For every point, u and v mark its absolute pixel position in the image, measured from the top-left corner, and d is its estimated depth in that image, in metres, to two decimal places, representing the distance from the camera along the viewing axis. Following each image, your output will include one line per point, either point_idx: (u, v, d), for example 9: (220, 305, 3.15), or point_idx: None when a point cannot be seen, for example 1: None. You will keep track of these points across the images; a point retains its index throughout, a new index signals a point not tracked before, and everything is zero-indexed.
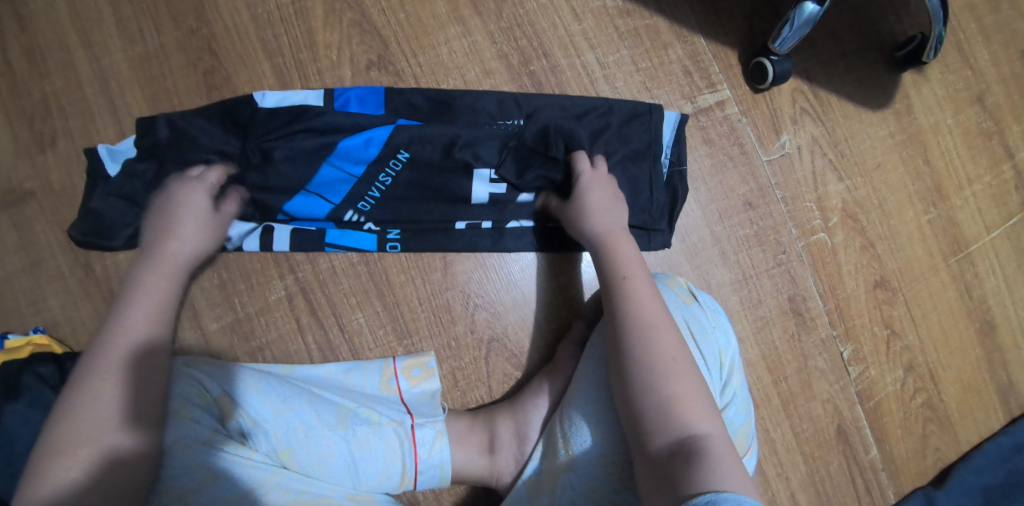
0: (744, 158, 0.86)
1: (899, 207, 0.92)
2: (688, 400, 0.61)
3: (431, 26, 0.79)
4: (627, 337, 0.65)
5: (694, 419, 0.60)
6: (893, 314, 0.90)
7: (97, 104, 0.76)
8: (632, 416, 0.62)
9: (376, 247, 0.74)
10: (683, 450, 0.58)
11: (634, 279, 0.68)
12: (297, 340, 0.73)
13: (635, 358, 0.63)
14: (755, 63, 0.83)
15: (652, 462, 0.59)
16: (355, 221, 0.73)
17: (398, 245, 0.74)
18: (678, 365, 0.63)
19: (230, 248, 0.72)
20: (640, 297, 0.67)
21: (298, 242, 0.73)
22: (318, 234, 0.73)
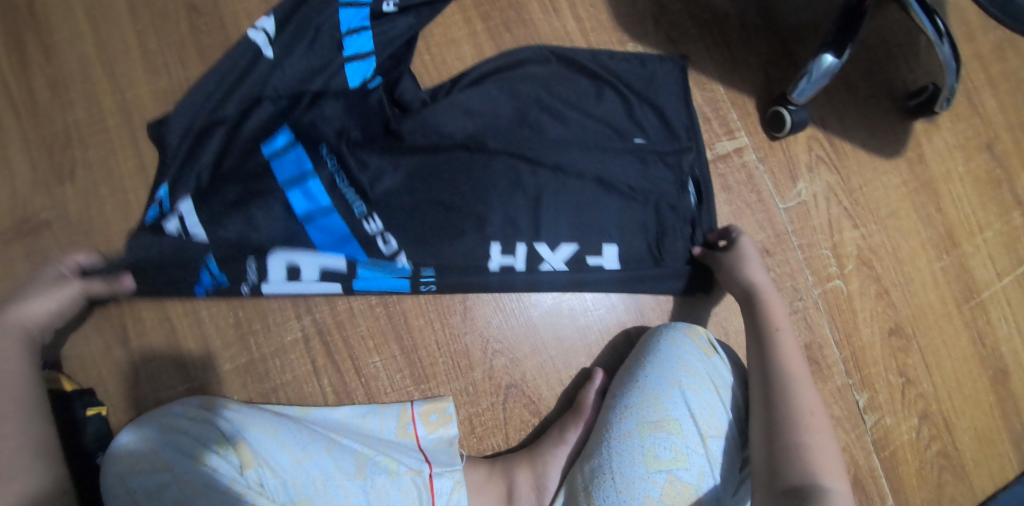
0: (761, 205, 0.86)
1: (912, 253, 0.92)
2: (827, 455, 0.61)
3: (456, 67, 0.79)
4: (766, 338, 0.69)
5: (825, 476, 0.60)
6: (908, 362, 0.90)
7: (118, 137, 0.75)
8: (770, 434, 0.63)
9: (408, 289, 0.72)
10: None
11: (800, 373, 0.67)
12: (312, 383, 0.71)
13: (788, 413, 0.64)
14: (773, 111, 0.84)
15: (780, 478, 0.61)
16: (389, 255, 0.72)
17: (433, 286, 0.72)
18: (812, 399, 0.65)
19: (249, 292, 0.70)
20: (798, 378, 0.66)
21: (327, 276, 0.71)
22: (347, 275, 0.71)
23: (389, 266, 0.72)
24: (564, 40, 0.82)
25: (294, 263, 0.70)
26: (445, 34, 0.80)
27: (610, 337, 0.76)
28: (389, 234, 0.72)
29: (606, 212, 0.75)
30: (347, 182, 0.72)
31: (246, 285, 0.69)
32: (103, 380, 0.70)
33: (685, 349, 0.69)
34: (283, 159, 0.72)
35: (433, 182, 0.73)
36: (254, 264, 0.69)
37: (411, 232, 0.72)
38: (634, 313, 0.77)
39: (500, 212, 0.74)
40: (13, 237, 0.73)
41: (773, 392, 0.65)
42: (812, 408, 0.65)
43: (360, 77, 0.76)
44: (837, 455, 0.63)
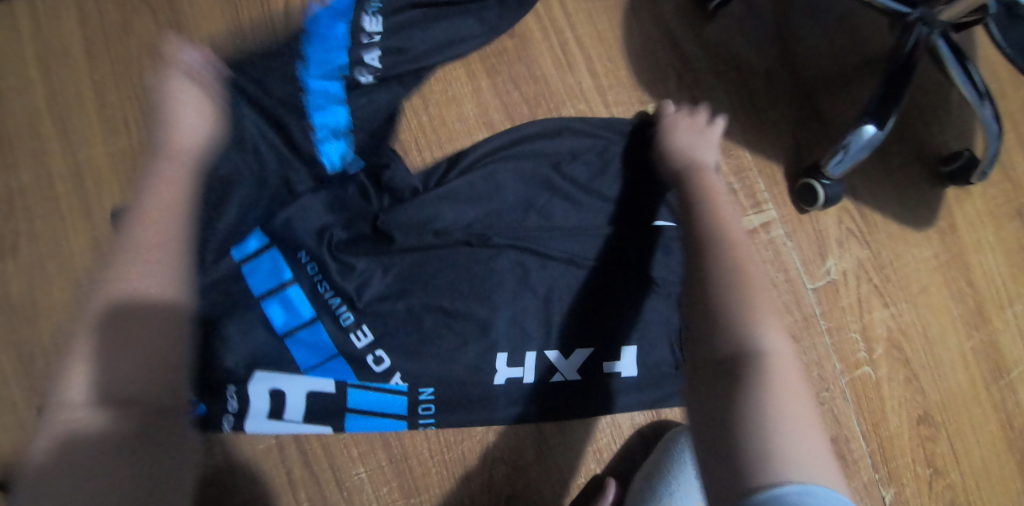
0: (788, 286, 0.79)
1: (942, 332, 0.86)
2: (762, 312, 0.54)
3: (457, 131, 0.71)
4: (708, 226, 0.60)
5: (758, 331, 0.53)
6: (937, 451, 0.83)
7: (69, 204, 0.66)
8: (710, 327, 0.54)
9: (407, 414, 0.63)
10: (739, 381, 0.51)
11: (748, 266, 0.58)
12: (288, 497, 0.62)
13: (727, 269, 0.57)
14: (804, 183, 0.77)
15: (717, 352, 0.53)
16: (382, 373, 0.62)
17: (433, 422, 0.63)
18: (763, 293, 0.56)
19: (229, 429, 0.60)
20: (739, 303, 0.54)
21: (315, 405, 0.62)
22: (338, 398, 0.62)
23: (384, 386, 0.62)
24: (577, 99, 0.74)
25: (276, 400, 0.61)
26: (446, 92, 0.71)
27: (625, 440, 0.68)
28: (381, 351, 0.62)
29: (626, 308, 0.67)
30: (332, 290, 0.62)
31: (226, 424, 0.60)
32: None
33: None
34: (256, 265, 0.62)
35: (431, 284, 0.64)
36: (235, 399, 0.60)
37: (404, 331, 0.63)
38: (649, 414, 0.69)
39: (507, 315, 0.65)
40: None
41: (710, 260, 0.57)
42: (748, 259, 0.58)
43: (338, 154, 0.66)
44: (798, 375, 0.52)
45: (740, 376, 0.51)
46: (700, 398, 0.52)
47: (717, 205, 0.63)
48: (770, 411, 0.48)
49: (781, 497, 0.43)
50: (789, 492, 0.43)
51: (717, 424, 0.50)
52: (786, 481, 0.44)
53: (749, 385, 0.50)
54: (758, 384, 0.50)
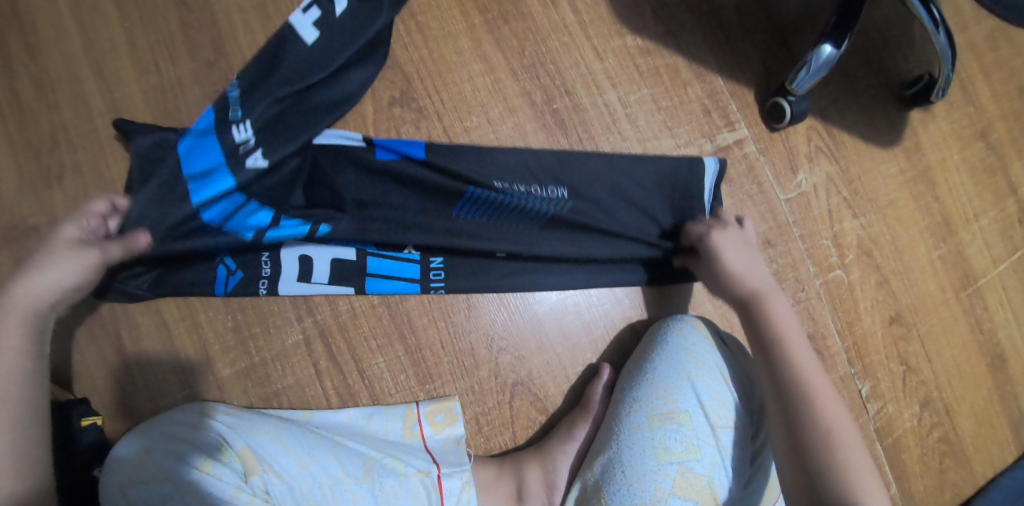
0: (762, 197, 0.85)
1: (911, 243, 0.92)
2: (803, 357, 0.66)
3: (455, 62, 0.78)
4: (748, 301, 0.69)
5: (804, 369, 0.65)
6: (909, 350, 0.90)
7: (107, 137, 0.73)
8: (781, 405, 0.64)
9: (420, 278, 0.71)
10: (797, 414, 0.63)
11: (783, 317, 0.68)
12: (316, 386, 0.69)
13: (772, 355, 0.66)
14: (772, 103, 0.84)
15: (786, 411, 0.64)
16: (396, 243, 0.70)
17: (442, 287, 0.71)
18: (801, 357, 0.66)
19: (264, 293, 0.69)
20: (796, 352, 0.66)
21: (338, 274, 0.70)
22: (359, 262, 0.70)
23: (399, 253, 0.70)
24: (562, 32, 0.81)
25: (305, 262, 0.69)
26: (443, 28, 0.78)
27: (616, 332, 0.76)
28: (393, 224, 0.69)
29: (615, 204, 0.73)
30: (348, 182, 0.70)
31: (262, 285, 0.69)
32: (97, 390, 0.69)
33: (693, 340, 0.69)
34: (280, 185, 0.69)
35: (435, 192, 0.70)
36: (269, 268, 0.69)
37: (409, 210, 0.70)
38: (639, 307, 0.76)
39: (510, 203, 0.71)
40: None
41: (752, 317, 0.69)
42: (782, 308, 0.69)
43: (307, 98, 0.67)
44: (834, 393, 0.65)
45: (800, 410, 0.63)
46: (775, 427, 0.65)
47: (740, 256, 0.71)
48: (833, 438, 0.62)
49: None
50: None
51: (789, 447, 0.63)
52: None
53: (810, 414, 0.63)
54: (812, 411, 0.63)
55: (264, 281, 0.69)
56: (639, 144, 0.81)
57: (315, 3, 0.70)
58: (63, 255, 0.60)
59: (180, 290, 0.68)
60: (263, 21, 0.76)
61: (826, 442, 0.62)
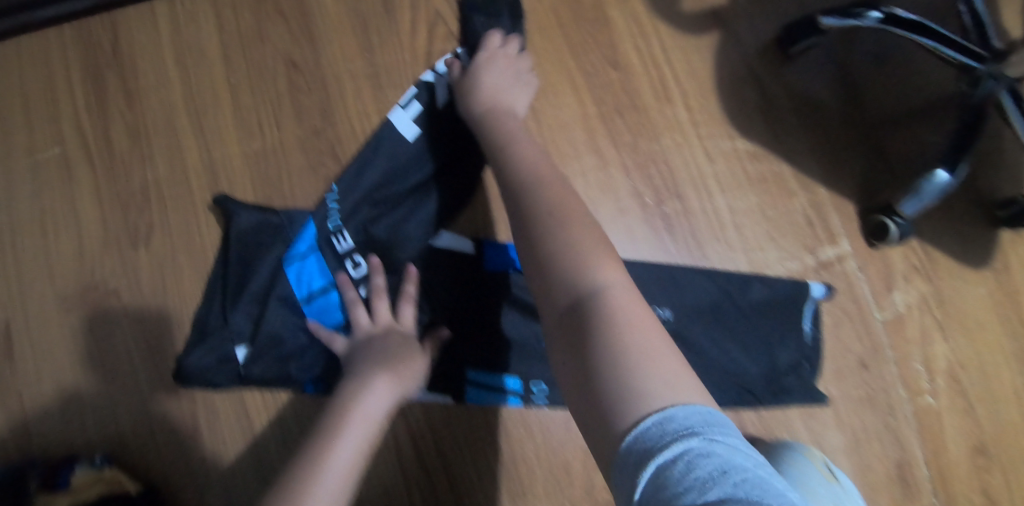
0: (861, 317, 0.82)
1: (997, 367, 0.90)
2: (584, 255, 0.52)
3: (567, 154, 0.75)
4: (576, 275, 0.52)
5: (592, 270, 0.51)
6: (991, 481, 0.87)
7: (200, 199, 0.69)
8: (571, 368, 0.49)
9: (522, 390, 0.67)
10: (590, 340, 0.48)
11: (588, 245, 0.53)
12: (402, 493, 0.65)
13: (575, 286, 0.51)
14: (877, 222, 0.82)
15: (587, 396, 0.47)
16: (501, 353, 0.68)
17: (545, 401, 0.67)
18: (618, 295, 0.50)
19: None
20: (574, 263, 0.52)
21: (438, 380, 0.66)
22: (460, 367, 0.67)
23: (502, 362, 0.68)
24: (676, 130, 0.78)
25: None
26: (558, 118, 0.75)
27: None
28: (498, 333, 0.68)
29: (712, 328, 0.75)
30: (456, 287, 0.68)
31: None
32: (165, 476, 0.64)
33: (805, 468, 0.67)
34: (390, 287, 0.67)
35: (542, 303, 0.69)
36: None
37: (515, 319, 0.68)
38: None
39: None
40: (79, 303, 0.67)
41: (539, 241, 0.55)
42: (584, 234, 0.54)
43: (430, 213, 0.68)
44: (649, 313, 0.50)
45: (587, 327, 0.48)
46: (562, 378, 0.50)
47: (544, 186, 0.60)
48: (620, 349, 0.46)
49: (653, 433, 0.42)
50: (674, 480, 0.39)
51: (579, 389, 0.47)
52: (648, 414, 0.43)
53: (589, 339, 0.48)
54: (600, 332, 0.48)
55: None
56: (745, 254, 0.78)
57: (415, 98, 0.71)
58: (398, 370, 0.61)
59: (265, 381, 0.64)
60: (374, 93, 0.73)
61: (614, 360, 0.46)
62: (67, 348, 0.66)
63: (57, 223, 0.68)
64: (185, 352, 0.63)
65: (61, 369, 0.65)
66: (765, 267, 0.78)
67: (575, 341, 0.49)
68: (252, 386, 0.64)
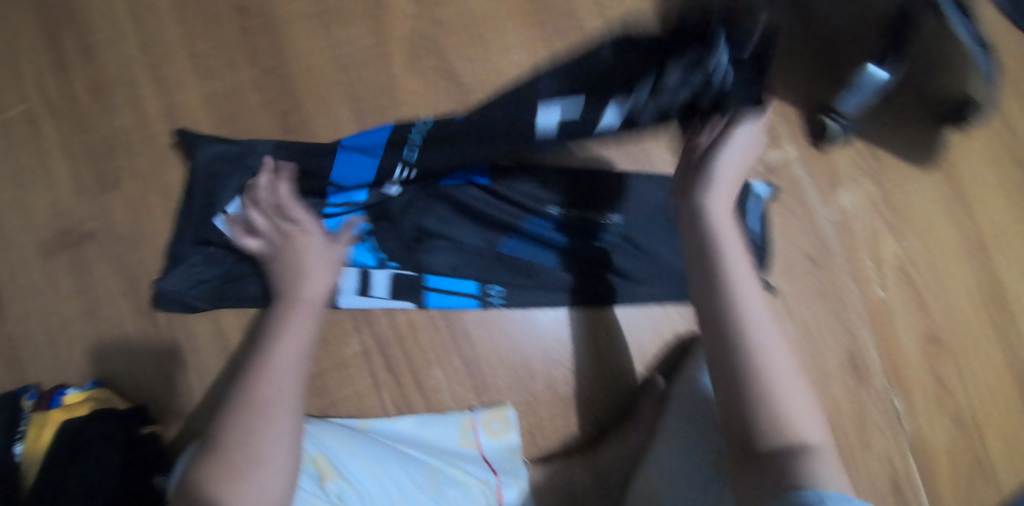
0: (807, 216, 0.86)
1: (946, 263, 0.93)
2: (752, 313, 0.58)
3: (515, 76, 0.78)
4: (732, 362, 0.56)
5: (746, 328, 0.57)
6: (943, 368, 0.91)
7: (162, 141, 0.71)
8: (739, 414, 0.55)
9: (479, 294, 0.71)
10: (751, 406, 0.55)
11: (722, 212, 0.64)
12: (374, 397, 0.69)
13: (709, 326, 0.59)
14: (817, 124, 0.86)
15: (755, 478, 0.52)
16: (456, 260, 0.71)
17: (501, 301, 0.72)
18: (775, 356, 0.57)
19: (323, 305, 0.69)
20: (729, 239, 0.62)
21: (399, 289, 0.70)
22: (419, 276, 0.70)
23: (458, 268, 0.71)
24: None
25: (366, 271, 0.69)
26: (502, 42, 0.78)
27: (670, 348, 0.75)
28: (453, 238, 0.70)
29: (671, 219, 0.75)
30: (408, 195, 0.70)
31: None
32: (155, 398, 0.68)
33: None
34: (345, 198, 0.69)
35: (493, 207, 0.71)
36: None
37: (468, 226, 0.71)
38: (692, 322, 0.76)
39: (574, 221, 0.72)
40: (56, 248, 0.69)
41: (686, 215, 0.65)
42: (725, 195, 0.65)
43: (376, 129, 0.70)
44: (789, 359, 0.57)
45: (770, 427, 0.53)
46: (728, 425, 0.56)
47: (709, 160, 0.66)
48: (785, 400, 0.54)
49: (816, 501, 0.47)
50: None
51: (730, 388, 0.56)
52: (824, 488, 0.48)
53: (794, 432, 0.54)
54: (801, 457, 0.52)
55: None
56: None
57: None
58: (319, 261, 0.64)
59: (239, 302, 0.68)
60: (324, 29, 0.75)
61: (776, 420, 0.54)
62: (48, 290, 0.69)
63: (30, 173, 0.70)
64: (160, 277, 0.68)
65: (45, 310, 0.68)
66: None
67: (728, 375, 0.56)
68: (226, 306, 0.69)
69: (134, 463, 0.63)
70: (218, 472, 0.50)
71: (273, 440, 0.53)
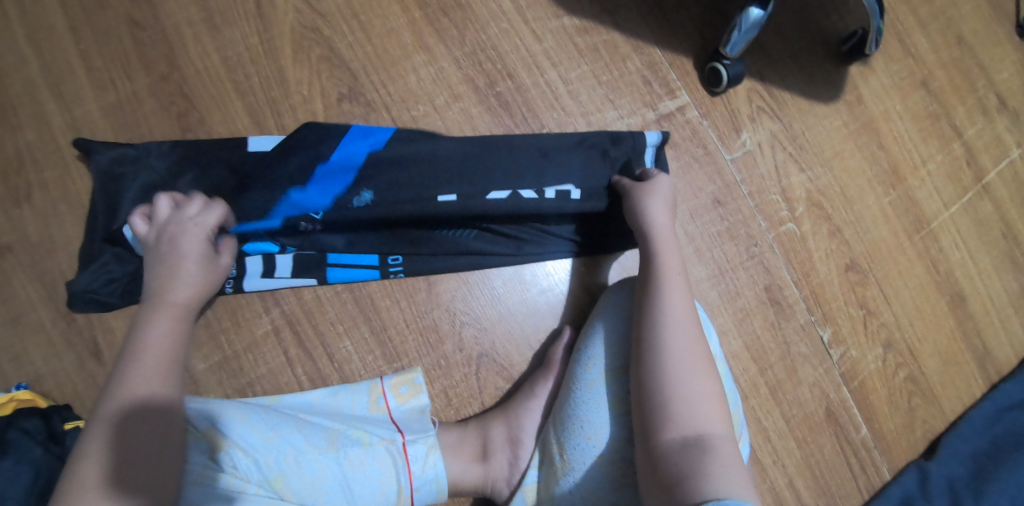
0: (708, 159, 0.89)
1: (861, 192, 0.95)
2: (684, 327, 0.66)
3: (399, 55, 0.81)
4: (656, 349, 0.64)
5: (682, 365, 0.64)
6: (867, 294, 0.92)
7: (70, 154, 0.76)
8: (642, 392, 0.64)
9: (379, 265, 0.74)
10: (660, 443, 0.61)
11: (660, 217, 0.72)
12: (287, 373, 0.72)
13: (648, 345, 0.65)
14: (709, 68, 0.87)
15: (664, 491, 0.59)
16: (352, 235, 0.73)
17: (402, 271, 0.75)
18: (681, 333, 0.65)
19: (230, 291, 0.72)
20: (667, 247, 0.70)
21: (301, 268, 0.73)
22: (319, 254, 0.73)
23: (355, 242, 0.73)
24: (500, 19, 0.84)
25: (268, 255, 0.72)
26: (384, 25, 0.82)
27: (578, 300, 0.79)
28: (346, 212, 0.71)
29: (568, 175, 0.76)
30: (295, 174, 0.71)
31: (228, 285, 0.71)
32: (79, 396, 0.72)
33: None
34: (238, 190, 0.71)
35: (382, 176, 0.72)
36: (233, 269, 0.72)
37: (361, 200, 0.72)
38: (596, 273, 0.79)
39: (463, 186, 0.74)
40: None
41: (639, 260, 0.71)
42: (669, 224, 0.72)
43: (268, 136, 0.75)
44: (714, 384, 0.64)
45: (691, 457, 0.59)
46: (648, 446, 0.62)
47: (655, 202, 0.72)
48: (703, 410, 0.62)
49: None
50: None
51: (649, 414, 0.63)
52: (721, 503, 0.55)
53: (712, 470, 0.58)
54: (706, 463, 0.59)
55: (231, 280, 0.72)
56: (583, 117, 0.85)
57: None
58: (196, 261, 0.66)
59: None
60: (212, 33, 0.79)
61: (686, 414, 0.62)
62: None
63: None
64: (72, 279, 0.71)
65: None
66: (604, 127, 0.85)
67: (647, 409, 0.63)
68: (139, 300, 0.73)
69: (54, 455, 0.66)
70: (114, 473, 0.55)
71: (167, 459, 0.57)
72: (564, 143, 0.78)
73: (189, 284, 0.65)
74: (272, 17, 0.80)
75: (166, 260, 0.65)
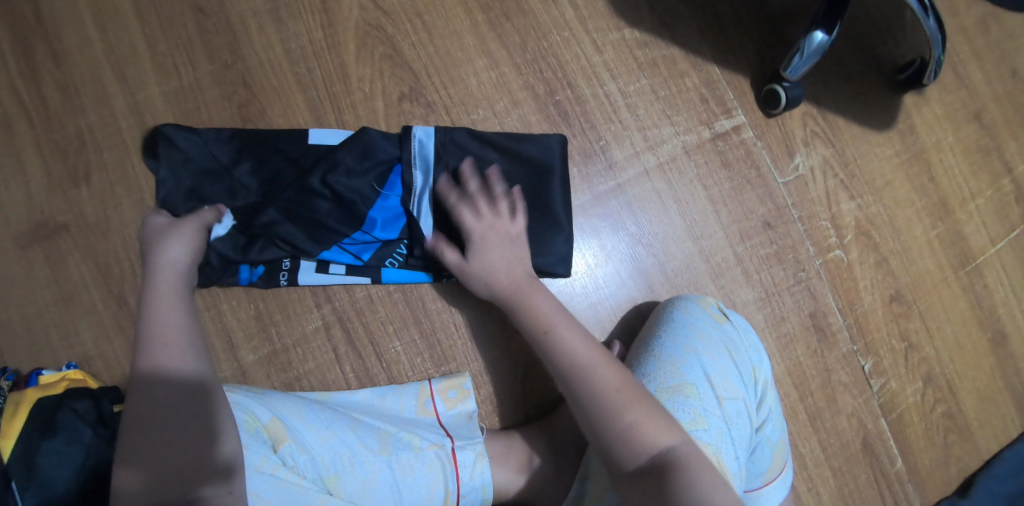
0: (761, 181, 0.88)
1: (909, 223, 0.94)
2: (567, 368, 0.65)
3: (460, 58, 0.81)
4: (589, 376, 0.64)
5: (599, 392, 0.62)
6: (909, 327, 0.92)
7: (131, 137, 0.76)
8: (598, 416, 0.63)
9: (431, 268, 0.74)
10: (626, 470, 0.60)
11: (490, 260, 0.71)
12: (335, 370, 0.73)
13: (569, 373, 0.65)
14: (767, 90, 0.86)
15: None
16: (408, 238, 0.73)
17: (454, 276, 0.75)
18: (581, 366, 0.65)
19: (286, 283, 0.73)
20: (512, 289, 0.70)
21: (356, 269, 0.74)
22: (376, 256, 0.73)
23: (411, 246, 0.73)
24: (563, 27, 0.84)
25: (324, 256, 0.73)
26: (447, 27, 0.81)
27: (622, 315, 0.83)
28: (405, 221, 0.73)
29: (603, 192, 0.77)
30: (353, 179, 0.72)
31: (282, 277, 0.73)
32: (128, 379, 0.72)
33: (697, 317, 0.74)
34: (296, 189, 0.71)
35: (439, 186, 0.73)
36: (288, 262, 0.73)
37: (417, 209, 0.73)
38: (644, 290, 0.83)
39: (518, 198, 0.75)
40: (30, 240, 0.74)
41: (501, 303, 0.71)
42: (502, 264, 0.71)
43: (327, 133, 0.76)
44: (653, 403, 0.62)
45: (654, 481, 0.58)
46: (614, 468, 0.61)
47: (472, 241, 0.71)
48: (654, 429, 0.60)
49: None
50: None
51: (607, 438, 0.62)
52: None
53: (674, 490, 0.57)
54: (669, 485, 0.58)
55: (285, 274, 0.73)
56: (639, 132, 0.85)
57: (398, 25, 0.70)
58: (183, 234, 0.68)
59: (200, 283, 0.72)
60: (277, 24, 0.79)
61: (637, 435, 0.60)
62: (25, 280, 0.73)
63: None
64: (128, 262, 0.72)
65: (24, 297, 0.73)
66: (660, 142, 0.85)
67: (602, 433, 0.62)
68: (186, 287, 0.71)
69: (104, 439, 0.65)
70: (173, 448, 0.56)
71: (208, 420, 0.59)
72: (592, 174, 0.84)
73: (180, 250, 0.67)
74: (337, 12, 0.80)
75: (158, 239, 0.68)
